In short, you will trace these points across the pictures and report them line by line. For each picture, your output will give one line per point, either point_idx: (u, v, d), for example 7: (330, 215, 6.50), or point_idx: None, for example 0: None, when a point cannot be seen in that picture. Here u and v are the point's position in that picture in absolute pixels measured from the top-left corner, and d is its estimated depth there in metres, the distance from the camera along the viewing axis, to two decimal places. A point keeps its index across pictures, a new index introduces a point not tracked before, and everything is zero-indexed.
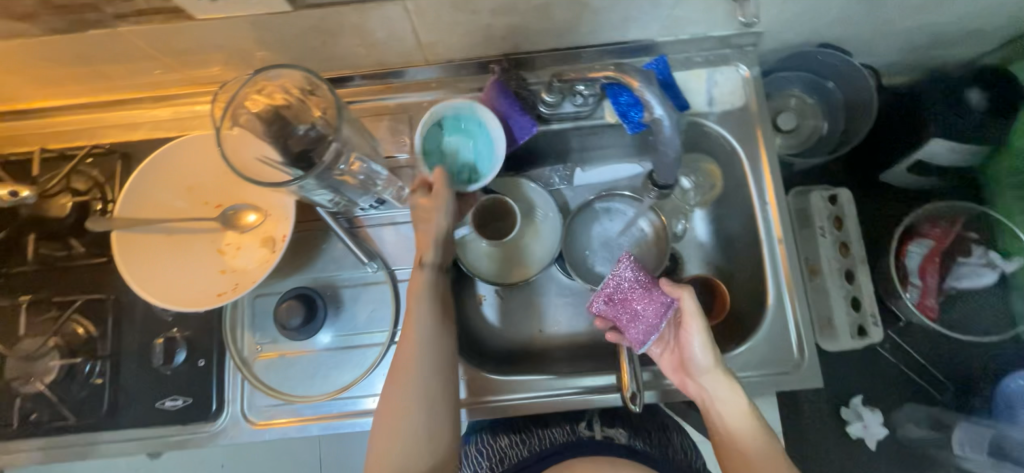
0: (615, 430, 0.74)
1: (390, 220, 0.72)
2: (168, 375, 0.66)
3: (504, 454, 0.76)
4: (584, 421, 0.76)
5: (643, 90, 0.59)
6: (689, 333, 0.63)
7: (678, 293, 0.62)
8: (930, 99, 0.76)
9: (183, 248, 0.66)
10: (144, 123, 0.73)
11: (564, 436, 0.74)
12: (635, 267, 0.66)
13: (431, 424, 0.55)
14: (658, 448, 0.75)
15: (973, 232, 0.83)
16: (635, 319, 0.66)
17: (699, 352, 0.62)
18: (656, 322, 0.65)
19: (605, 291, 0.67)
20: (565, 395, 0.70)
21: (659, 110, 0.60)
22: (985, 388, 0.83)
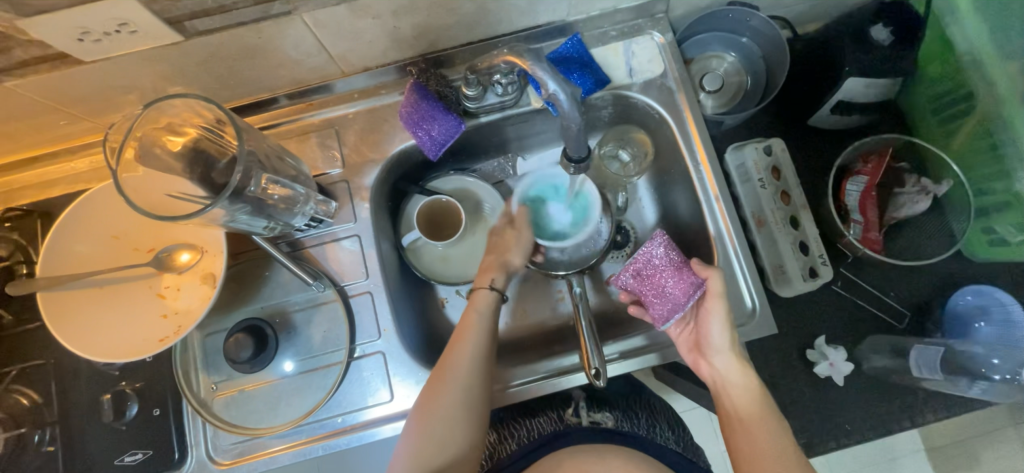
0: (602, 415, 0.75)
1: (331, 237, 0.71)
2: (123, 430, 0.64)
3: (493, 450, 0.76)
4: (570, 408, 0.76)
5: (533, 68, 0.54)
6: (710, 315, 0.63)
7: (706, 273, 0.63)
8: (840, 41, 0.79)
9: (118, 298, 0.64)
10: (62, 179, 0.71)
11: (551, 425, 0.74)
12: (668, 245, 0.66)
13: (458, 430, 0.59)
14: (644, 427, 0.76)
15: (903, 162, 0.87)
16: (662, 295, 0.66)
17: (715, 334, 0.63)
18: (682, 300, 0.65)
19: (631, 267, 0.67)
20: (537, 381, 0.70)
21: (551, 85, 0.54)
22: (935, 308, 0.87)
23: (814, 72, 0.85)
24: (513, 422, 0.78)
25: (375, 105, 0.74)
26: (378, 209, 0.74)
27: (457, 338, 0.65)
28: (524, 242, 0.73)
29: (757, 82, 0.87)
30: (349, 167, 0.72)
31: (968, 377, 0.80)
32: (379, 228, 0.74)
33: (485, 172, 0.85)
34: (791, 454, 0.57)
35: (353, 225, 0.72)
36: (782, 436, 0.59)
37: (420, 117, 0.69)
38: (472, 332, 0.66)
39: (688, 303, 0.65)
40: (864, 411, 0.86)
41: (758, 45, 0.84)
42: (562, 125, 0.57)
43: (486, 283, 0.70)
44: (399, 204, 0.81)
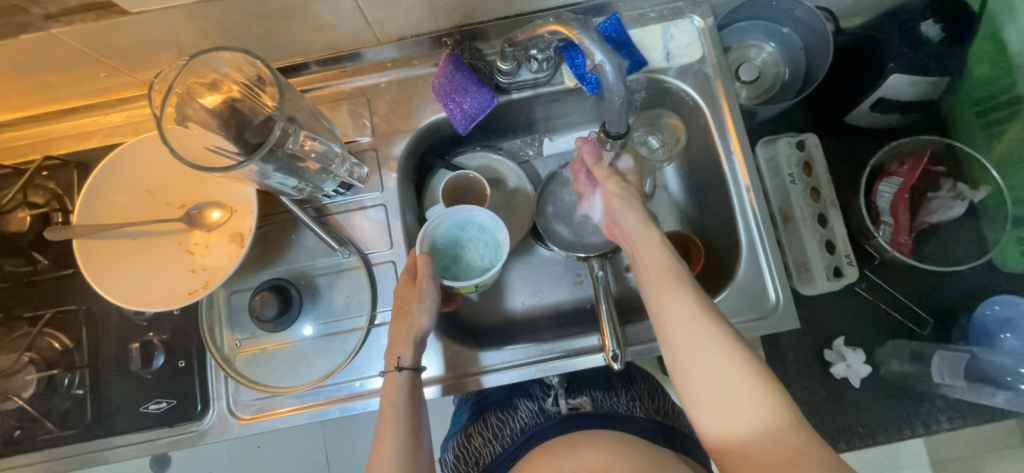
0: (580, 400, 0.74)
1: (358, 204, 0.71)
2: (149, 379, 0.66)
3: (478, 454, 0.76)
4: (550, 397, 0.76)
5: (580, 36, 0.54)
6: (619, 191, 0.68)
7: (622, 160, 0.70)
8: (885, 36, 0.77)
9: (151, 250, 0.65)
10: (99, 131, 0.72)
11: (532, 418, 0.74)
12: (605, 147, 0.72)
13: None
14: (624, 403, 0.75)
15: (941, 167, 0.84)
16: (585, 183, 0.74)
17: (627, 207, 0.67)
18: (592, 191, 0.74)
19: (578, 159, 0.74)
20: (496, 374, 0.70)
21: (597, 55, 0.55)
22: (961, 316, 0.85)
23: (854, 67, 0.82)
24: (495, 421, 0.78)
25: (407, 75, 0.73)
26: (404, 180, 0.74)
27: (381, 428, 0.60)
28: (428, 303, 0.64)
29: (794, 75, 0.85)
30: (378, 136, 0.72)
31: (992, 385, 0.80)
32: (404, 200, 0.74)
33: (511, 150, 0.85)
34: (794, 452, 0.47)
35: (379, 194, 0.72)
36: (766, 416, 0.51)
37: (453, 89, 0.69)
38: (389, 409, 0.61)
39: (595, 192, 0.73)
40: (877, 415, 0.86)
41: (799, 36, 0.82)
42: (603, 97, 0.58)
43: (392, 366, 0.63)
44: (424, 178, 0.81)
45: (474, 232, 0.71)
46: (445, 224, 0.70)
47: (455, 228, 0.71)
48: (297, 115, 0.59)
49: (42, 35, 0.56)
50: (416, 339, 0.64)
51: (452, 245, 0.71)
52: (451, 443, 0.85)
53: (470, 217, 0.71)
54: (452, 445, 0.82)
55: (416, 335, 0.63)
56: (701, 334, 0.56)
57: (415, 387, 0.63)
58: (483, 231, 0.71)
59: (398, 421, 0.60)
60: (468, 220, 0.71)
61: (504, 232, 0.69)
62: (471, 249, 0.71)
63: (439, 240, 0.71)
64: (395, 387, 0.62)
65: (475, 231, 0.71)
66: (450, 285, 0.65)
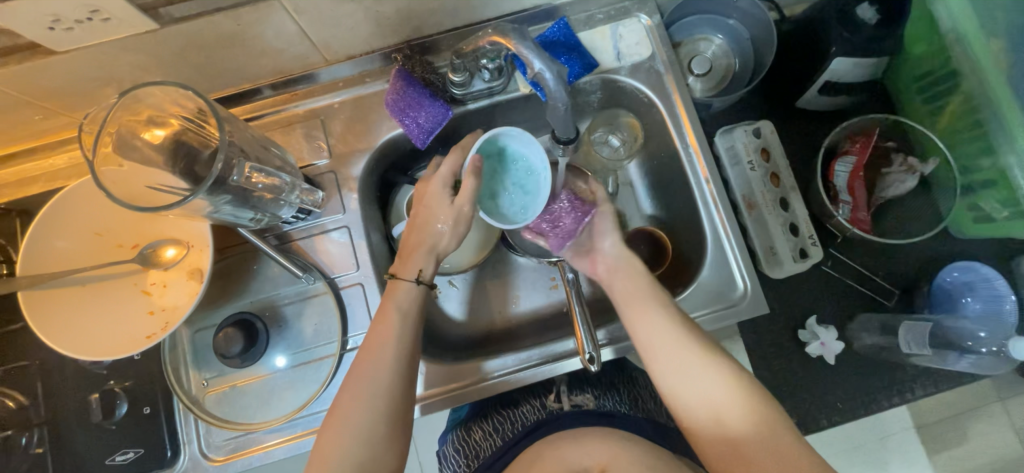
0: (582, 397, 0.74)
1: (320, 228, 0.70)
2: (112, 430, 0.63)
3: (478, 448, 0.76)
4: (552, 393, 0.75)
5: (517, 46, 0.54)
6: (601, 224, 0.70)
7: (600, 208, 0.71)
8: (825, 21, 0.79)
9: (103, 295, 0.63)
10: (39, 176, 0.69)
11: (533, 413, 0.74)
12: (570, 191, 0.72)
13: (373, 456, 0.54)
14: (626, 402, 0.75)
15: (891, 140, 0.87)
16: (558, 209, 0.71)
17: (609, 242, 0.69)
18: (579, 220, 0.71)
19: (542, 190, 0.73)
20: (492, 377, 0.70)
21: (536, 63, 0.55)
22: (924, 285, 0.88)
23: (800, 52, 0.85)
24: (495, 416, 0.78)
25: (360, 94, 0.72)
26: (366, 198, 0.73)
27: (370, 343, 0.59)
28: (458, 222, 0.62)
29: (745, 65, 0.87)
30: (335, 157, 0.71)
31: (956, 351, 0.81)
32: (368, 219, 0.73)
33: None
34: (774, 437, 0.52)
35: (341, 216, 0.71)
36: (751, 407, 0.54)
37: (406, 104, 0.68)
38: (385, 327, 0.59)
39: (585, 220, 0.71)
40: (853, 389, 0.88)
41: (746, 27, 0.83)
42: (548, 105, 0.58)
43: (411, 275, 0.62)
44: (388, 195, 0.80)
45: (520, 167, 0.62)
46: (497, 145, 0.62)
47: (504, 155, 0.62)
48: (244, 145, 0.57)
49: None
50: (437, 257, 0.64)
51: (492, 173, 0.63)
52: (451, 435, 0.84)
53: (523, 151, 0.62)
54: (452, 437, 0.83)
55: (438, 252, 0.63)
56: (666, 326, 0.60)
57: (421, 305, 0.62)
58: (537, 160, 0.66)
59: (393, 337, 0.59)
60: (518, 153, 0.62)
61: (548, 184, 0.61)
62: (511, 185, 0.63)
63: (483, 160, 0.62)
64: (399, 301, 0.61)
65: (522, 168, 0.62)
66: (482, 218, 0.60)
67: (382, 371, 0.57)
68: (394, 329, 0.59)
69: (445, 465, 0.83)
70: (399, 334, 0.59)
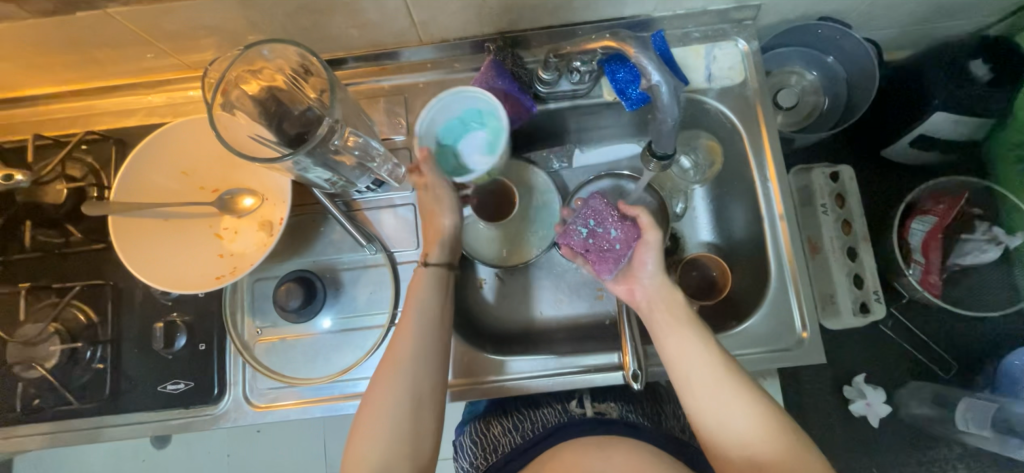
0: (606, 405, 0.73)
1: (388, 202, 0.72)
2: (169, 359, 0.67)
3: (497, 442, 0.75)
4: (575, 400, 0.75)
5: (639, 56, 0.54)
6: (645, 247, 0.64)
7: (634, 211, 0.65)
8: (930, 73, 0.76)
9: (181, 232, 0.66)
10: (139, 110, 0.73)
11: (554, 416, 0.73)
12: (620, 220, 0.65)
13: (403, 438, 0.55)
14: (651, 417, 0.74)
15: (978, 208, 0.82)
16: (602, 235, 0.65)
17: (653, 263, 0.64)
18: (620, 251, 0.65)
19: (585, 208, 0.66)
20: (519, 377, 0.70)
21: (654, 75, 0.55)
22: (987, 363, 0.83)
23: (897, 99, 0.82)
24: (517, 413, 0.77)
25: (446, 78, 0.73)
26: None
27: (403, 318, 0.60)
28: (448, 201, 0.66)
29: (833, 106, 0.84)
30: (412, 135, 0.73)
31: (1019, 438, 0.74)
32: None
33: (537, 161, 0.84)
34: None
35: (410, 193, 0.72)
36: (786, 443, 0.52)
37: (492, 94, 0.67)
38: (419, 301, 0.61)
39: (625, 253, 0.64)
40: (891, 456, 0.84)
41: (842, 67, 0.81)
42: (655, 117, 0.58)
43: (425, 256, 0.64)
44: None
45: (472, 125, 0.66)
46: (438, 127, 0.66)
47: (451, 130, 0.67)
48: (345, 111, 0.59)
49: (95, 13, 0.57)
50: (445, 241, 0.65)
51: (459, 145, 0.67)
52: (469, 427, 0.84)
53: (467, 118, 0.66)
54: (470, 429, 0.82)
55: (445, 236, 0.65)
56: (701, 361, 0.57)
57: (445, 285, 0.63)
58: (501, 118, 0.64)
59: (424, 331, 0.59)
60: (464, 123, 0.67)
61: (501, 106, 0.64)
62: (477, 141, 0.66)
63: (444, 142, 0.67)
64: (427, 295, 0.61)
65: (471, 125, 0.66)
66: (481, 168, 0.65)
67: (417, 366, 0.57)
68: (422, 306, 0.60)
69: (459, 455, 0.83)
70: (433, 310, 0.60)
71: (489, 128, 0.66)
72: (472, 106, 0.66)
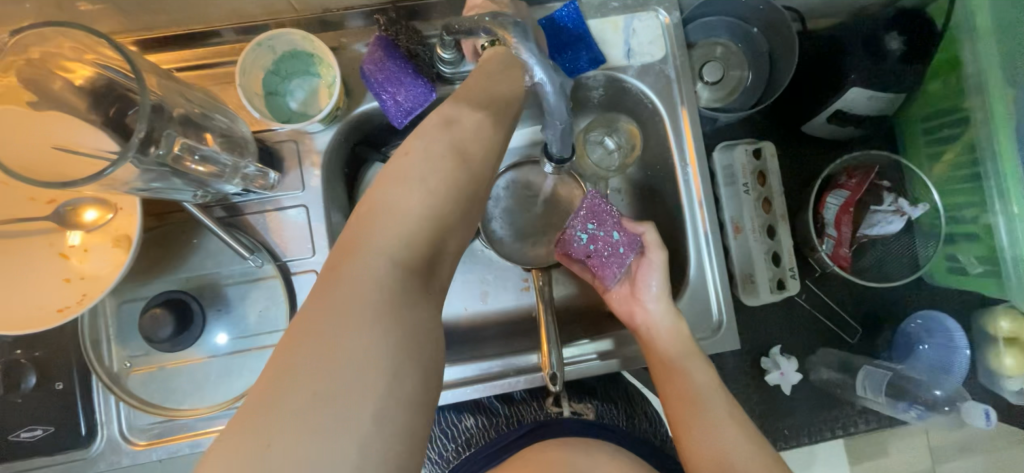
0: (583, 406, 0.71)
1: (274, 205, 0.63)
2: (19, 403, 0.57)
3: (472, 436, 0.73)
4: (553, 397, 0.72)
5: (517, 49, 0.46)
6: (650, 266, 0.61)
7: (642, 226, 0.62)
8: (849, 46, 0.75)
9: (8, 256, 0.55)
10: None
11: (531, 414, 0.71)
12: (626, 228, 0.61)
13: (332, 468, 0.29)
14: (623, 419, 0.73)
15: (885, 180, 0.85)
16: (603, 239, 0.61)
17: (655, 284, 0.61)
18: (622, 254, 0.62)
19: (582, 210, 0.61)
20: (442, 384, 0.67)
21: (536, 72, 0.47)
22: (887, 328, 0.89)
23: (818, 72, 0.80)
24: (490, 413, 0.75)
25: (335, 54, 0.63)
26: (331, 176, 0.65)
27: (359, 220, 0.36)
28: None
29: (757, 79, 0.80)
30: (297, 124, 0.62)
31: (907, 400, 0.83)
32: (331, 198, 0.65)
33: None
34: None
35: (300, 193, 0.63)
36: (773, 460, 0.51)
37: (385, 78, 0.59)
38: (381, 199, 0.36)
39: (627, 258, 0.62)
40: (802, 418, 0.89)
41: (765, 38, 0.78)
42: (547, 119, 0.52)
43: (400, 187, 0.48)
44: (357, 172, 0.71)
45: (295, 74, 0.61)
46: (286, 107, 0.62)
47: (289, 93, 0.62)
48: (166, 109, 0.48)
49: None
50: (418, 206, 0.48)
51: (304, 92, 0.62)
52: (436, 416, 0.79)
53: (282, 76, 0.61)
54: (438, 420, 0.79)
55: None
56: (700, 376, 0.59)
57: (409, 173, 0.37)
58: (329, 67, 0.60)
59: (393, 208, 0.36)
60: (286, 80, 0.61)
61: (278, 39, 0.57)
62: (306, 76, 0.62)
63: (296, 105, 0.62)
64: (417, 165, 0.37)
65: (294, 76, 0.62)
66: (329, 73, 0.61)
67: (387, 256, 0.35)
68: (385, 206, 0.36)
69: (425, 446, 0.79)
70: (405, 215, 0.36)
71: (304, 61, 0.61)
72: (287, 53, 0.59)
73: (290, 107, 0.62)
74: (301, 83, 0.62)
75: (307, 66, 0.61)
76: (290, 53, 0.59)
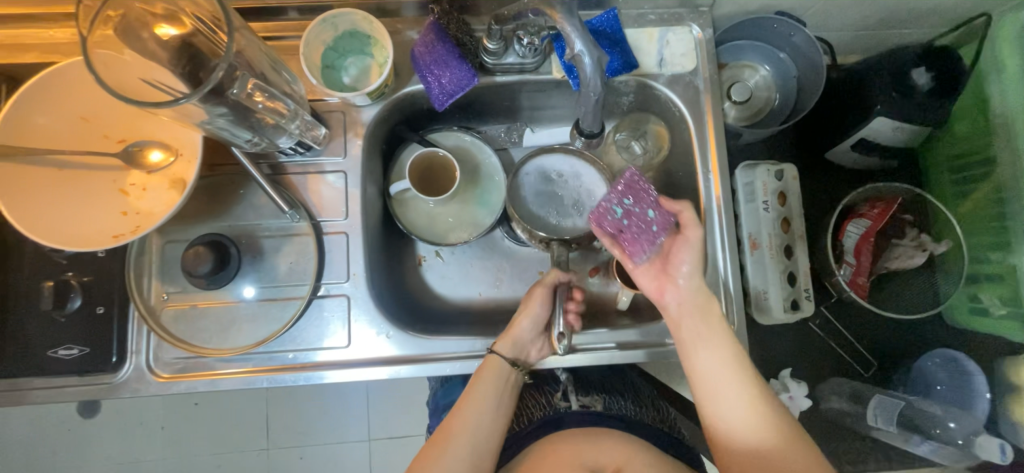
0: (590, 398, 0.71)
1: (316, 168, 0.67)
2: (62, 322, 0.61)
3: None
4: (559, 393, 0.73)
5: (561, 22, 0.53)
6: (686, 241, 0.60)
7: (679, 205, 0.61)
8: (874, 78, 0.78)
9: (75, 185, 0.60)
10: (36, 45, 0.65)
11: (538, 408, 0.71)
12: (662, 204, 0.61)
13: None
14: (630, 407, 0.72)
15: (908, 214, 0.85)
16: (638, 215, 0.60)
17: (688, 261, 0.60)
18: (655, 234, 0.60)
19: (621, 184, 0.60)
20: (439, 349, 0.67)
21: (578, 44, 0.54)
22: (903, 364, 0.88)
23: (842, 104, 0.82)
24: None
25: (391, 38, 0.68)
26: (371, 148, 0.70)
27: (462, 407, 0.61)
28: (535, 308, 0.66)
29: (783, 102, 0.84)
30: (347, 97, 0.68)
31: (921, 434, 0.82)
32: (368, 170, 0.70)
33: (490, 136, 0.82)
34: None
35: (341, 160, 0.68)
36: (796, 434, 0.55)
37: (433, 60, 0.65)
38: (472, 411, 0.60)
39: (660, 238, 0.60)
40: None
41: (795, 64, 0.81)
42: (581, 91, 0.58)
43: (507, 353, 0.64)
44: (393, 149, 0.76)
45: (349, 51, 0.67)
46: (335, 79, 0.67)
47: (340, 68, 0.67)
48: (246, 56, 0.53)
49: None
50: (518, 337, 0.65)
51: (354, 67, 0.67)
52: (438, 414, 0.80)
53: (336, 51, 0.66)
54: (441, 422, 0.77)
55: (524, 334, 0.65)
56: (725, 358, 0.57)
57: (507, 383, 0.63)
58: (383, 48, 0.66)
59: (485, 418, 0.60)
60: (339, 55, 0.67)
61: (342, 16, 0.63)
62: (358, 54, 0.67)
63: (345, 78, 0.67)
64: (484, 402, 0.61)
65: (348, 52, 0.67)
66: (380, 53, 0.66)
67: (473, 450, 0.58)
68: (479, 408, 0.61)
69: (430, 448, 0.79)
70: (485, 420, 0.60)
71: (359, 40, 0.66)
72: (346, 32, 0.65)
73: (339, 79, 0.67)
74: (354, 60, 0.67)
75: (361, 45, 0.67)
76: (348, 31, 0.65)
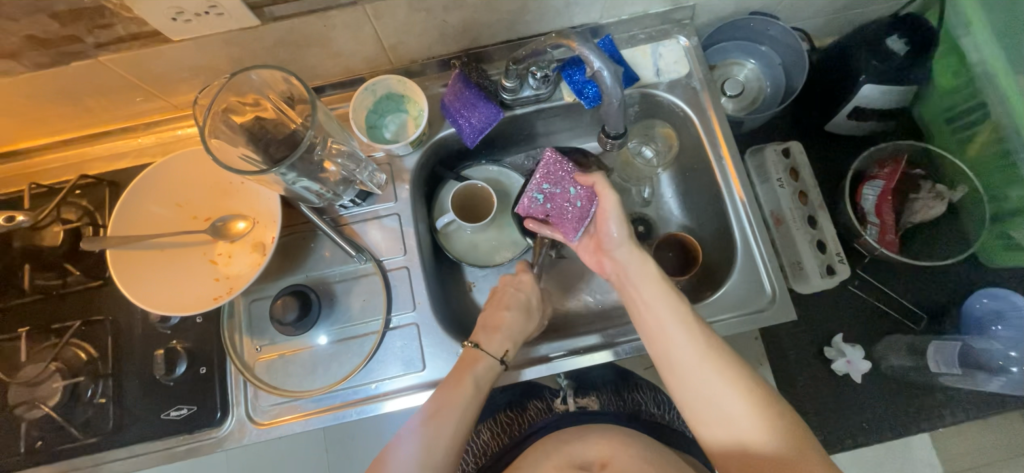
0: (588, 399, 0.79)
1: (373, 214, 0.76)
2: (170, 387, 0.68)
3: (487, 446, 0.82)
4: (559, 397, 0.81)
5: (580, 47, 0.62)
6: (605, 213, 0.68)
7: (590, 179, 0.68)
8: (853, 52, 0.84)
9: (175, 261, 0.69)
10: (129, 153, 0.77)
11: (540, 415, 0.80)
12: (580, 184, 0.69)
13: None
14: (630, 405, 0.81)
15: (918, 168, 0.90)
16: (560, 195, 0.70)
17: (615, 230, 0.67)
18: (581, 208, 0.69)
19: (539, 174, 0.70)
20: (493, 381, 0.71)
21: (596, 63, 0.63)
22: (953, 311, 0.89)
23: (829, 82, 0.90)
24: (506, 418, 0.84)
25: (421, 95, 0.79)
26: (416, 190, 0.79)
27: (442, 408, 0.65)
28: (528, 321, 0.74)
29: (775, 87, 0.93)
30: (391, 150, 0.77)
31: (985, 371, 0.84)
32: (416, 210, 0.78)
33: (514, 164, 0.90)
34: (788, 440, 0.54)
35: (393, 204, 0.76)
36: (762, 401, 0.56)
37: (461, 105, 0.74)
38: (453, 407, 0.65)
39: (586, 211, 0.69)
40: (882, 410, 0.88)
41: (777, 53, 0.89)
42: (604, 100, 0.67)
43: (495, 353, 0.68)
44: (434, 190, 0.85)
45: (386, 110, 0.77)
46: (378, 136, 0.77)
47: (379, 126, 0.77)
48: (325, 121, 0.64)
49: (89, 62, 0.61)
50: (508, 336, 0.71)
51: (392, 124, 0.77)
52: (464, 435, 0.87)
53: (375, 112, 0.76)
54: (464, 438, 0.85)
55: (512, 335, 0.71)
56: (684, 340, 0.60)
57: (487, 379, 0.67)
58: (417, 103, 0.76)
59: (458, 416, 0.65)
60: (378, 116, 0.77)
61: (380, 83, 0.73)
62: (394, 112, 0.77)
63: (386, 134, 0.77)
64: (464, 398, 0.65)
65: (385, 111, 0.77)
66: (413, 107, 0.77)
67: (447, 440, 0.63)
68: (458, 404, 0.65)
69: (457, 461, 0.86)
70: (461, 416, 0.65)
71: (394, 99, 0.76)
72: (383, 94, 0.75)
73: (381, 135, 0.77)
74: (391, 117, 0.77)
75: (396, 103, 0.77)
76: (385, 93, 0.75)
